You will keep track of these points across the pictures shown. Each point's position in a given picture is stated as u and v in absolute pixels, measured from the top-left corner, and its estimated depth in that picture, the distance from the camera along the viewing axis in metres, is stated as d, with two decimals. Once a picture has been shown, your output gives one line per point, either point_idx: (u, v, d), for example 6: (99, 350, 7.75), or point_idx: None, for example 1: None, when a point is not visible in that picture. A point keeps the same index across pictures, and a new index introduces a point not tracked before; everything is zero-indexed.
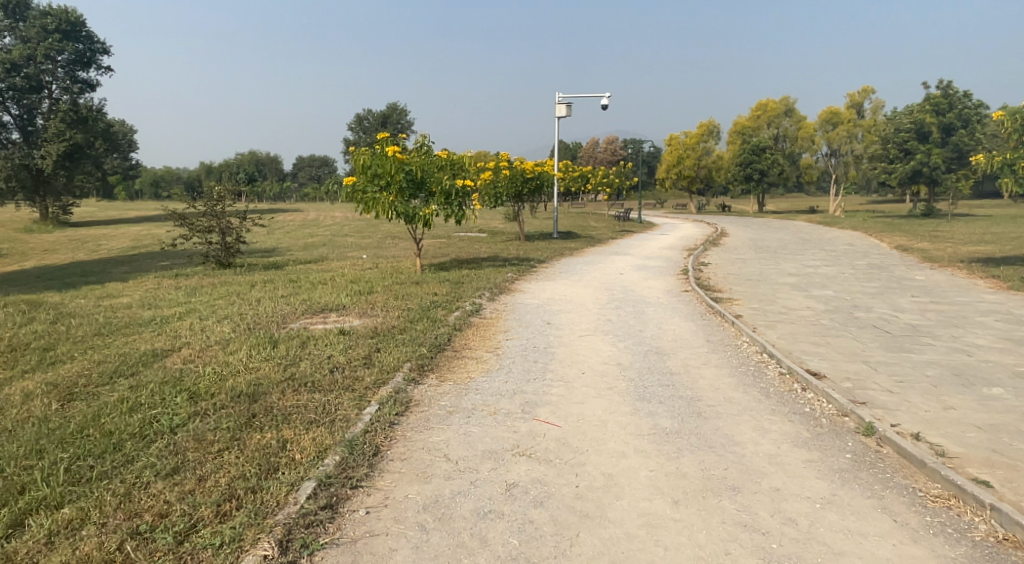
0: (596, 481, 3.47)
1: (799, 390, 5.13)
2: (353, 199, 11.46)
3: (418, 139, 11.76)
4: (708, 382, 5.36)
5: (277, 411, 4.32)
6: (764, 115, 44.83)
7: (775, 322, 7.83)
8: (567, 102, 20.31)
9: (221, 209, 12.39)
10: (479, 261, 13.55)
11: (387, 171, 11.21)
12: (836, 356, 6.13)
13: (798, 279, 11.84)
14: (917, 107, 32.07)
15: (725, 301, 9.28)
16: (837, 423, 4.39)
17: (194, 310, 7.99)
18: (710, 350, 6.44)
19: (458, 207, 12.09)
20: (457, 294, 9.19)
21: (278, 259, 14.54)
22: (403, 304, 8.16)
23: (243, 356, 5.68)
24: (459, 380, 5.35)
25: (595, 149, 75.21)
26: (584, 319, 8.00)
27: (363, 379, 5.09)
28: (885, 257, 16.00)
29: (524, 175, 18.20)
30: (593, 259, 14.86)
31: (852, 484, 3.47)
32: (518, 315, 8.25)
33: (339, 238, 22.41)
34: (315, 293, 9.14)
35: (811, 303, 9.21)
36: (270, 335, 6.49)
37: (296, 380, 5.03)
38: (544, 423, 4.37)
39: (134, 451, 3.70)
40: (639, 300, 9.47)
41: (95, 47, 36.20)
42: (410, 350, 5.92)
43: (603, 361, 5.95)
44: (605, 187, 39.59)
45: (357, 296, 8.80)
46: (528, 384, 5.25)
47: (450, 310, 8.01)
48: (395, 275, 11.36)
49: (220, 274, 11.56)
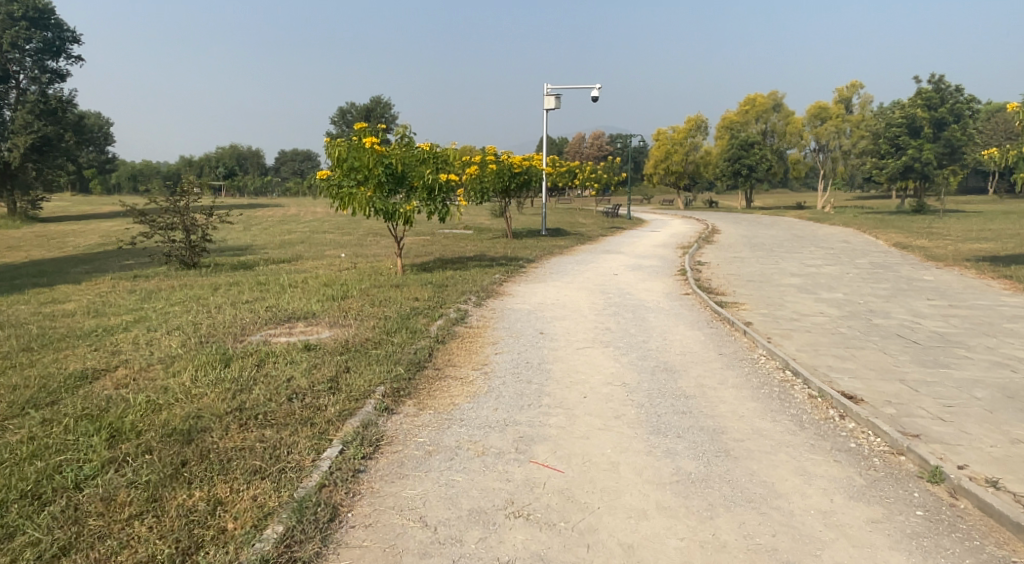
0: (614, 557, 2.71)
1: (837, 418, 4.40)
2: (329, 194, 10.60)
3: (399, 130, 10.93)
4: (730, 408, 4.61)
5: (215, 458, 3.51)
6: (752, 110, 44.29)
7: (790, 331, 7.13)
8: (555, 94, 19.54)
9: (185, 205, 11.48)
10: (464, 261, 12.74)
11: (365, 164, 10.38)
12: (869, 374, 5.42)
13: (803, 280, 11.18)
14: (908, 101, 31.59)
15: (731, 306, 8.55)
16: (893, 464, 3.67)
17: (144, 320, 7.10)
18: (725, 366, 5.70)
19: (442, 203, 11.27)
20: (440, 299, 8.39)
21: (249, 258, 13.64)
22: (380, 312, 7.34)
23: (185, 380, 4.84)
24: (439, 408, 4.55)
25: (582, 144, 74.43)
26: (580, 328, 7.25)
27: (326, 408, 4.28)
28: (885, 256, 15.39)
29: (512, 170, 17.40)
30: (585, 259, 14.10)
31: (937, 557, 2.74)
32: (507, 323, 7.48)
33: (318, 235, 21.49)
34: (283, 298, 8.28)
35: (823, 308, 8.51)
36: (223, 351, 5.65)
37: (246, 411, 4.21)
38: (542, 467, 3.60)
39: (20, 518, 2.88)
40: (638, 304, 8.73)
41: (64, 36, 34.49)
42: (384, 370, 5.11)
43: (606, 382, 5.19)
44: (594, 182, 38.92)
45: (329, 302, 7.97)
46: (522, 413, 4.48)
47: (431, 319, 7.21)
48: (373, 276, 10.54)
49: (182, 276, 10.65)
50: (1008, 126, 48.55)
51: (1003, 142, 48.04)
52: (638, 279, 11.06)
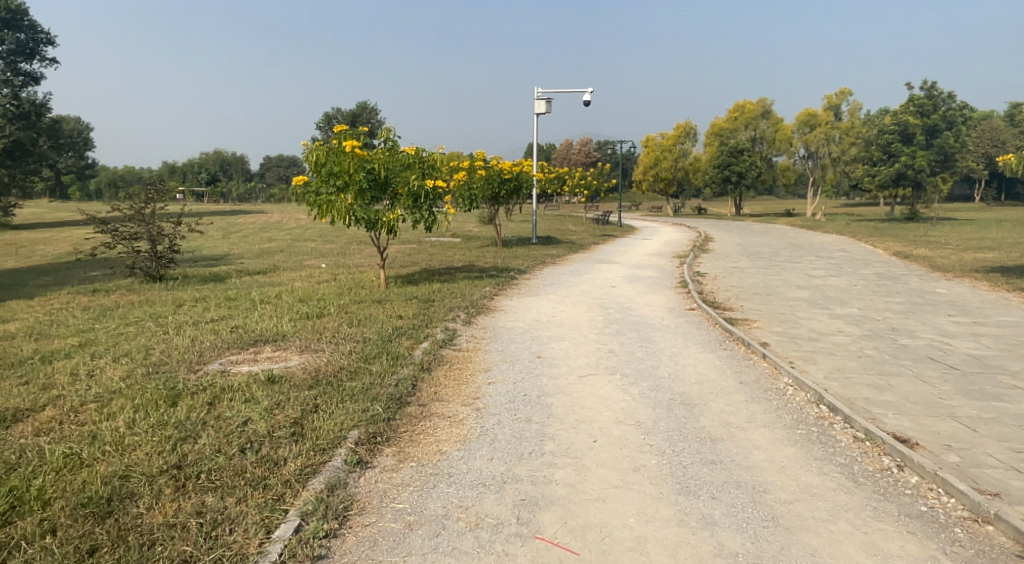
0: None
1: (895, 469, 3.73)
2: (307, 202, 9.84)
3: (382, 133, 10.19)
4: (766, 456, 3.91)
5: (134, 541, 2.75)
6: (742, 116, 43.93)
7: (812, 354, 6.46)
8: (545, 97, 18.91)
9: (151, 213, 10.66)
10: (452, 272, 11.99)
11: (344, 168, 9.58)
12: (915, 409, 4.75)
13: (811, 293, 10.57)
14: (901, 108, 31.36)
15: (743, 324, 7.88)
16: (982, 538, 2.98)
17: (91, 345, 6.29)
18: (750, 399, 5.01)
19: (429, 212, 10.45)
20: (425, 316, 7.64)
21: (222, 270, 12.81)
22: (358, 334, 6.57)
23: (120, 425, 4.06)
24: (423, 459, 3.80)
25: (569, 150, 73.93)
26: (581, 350, 6.53)
27: (285, 464, 3.53)
28: (889, 266, 14.86)
29: (501, 176, 16.69)
30: (579, 269, 13.40)
31: None
32: (499, 345, 6.74)
33: (299, 243, 20.66)
34: (251, 317, 7.50)
35: (841, 326, 7.86)
36: (172, 385, 4.85)
37: (187, 468, 3.45)
38: (551, 547, 2.88)
39: None
40: (640, 322, 8.04)
41: (38, 38, 33.45)
42: (359, 410, 4.36)
43: (618, 421, 4.48)
44: (583, 189, 38.32)
45: (302, 322, 7.19)
46: (522, 465, 3.74)
47: (415, 341, 6.45)
48: (354, 290, 9.77)
49: (145, 290, 9.81)
50: (994, 135, 48.81)
51: (991, 150, 48.23)
52: (637, 292, 10.38)
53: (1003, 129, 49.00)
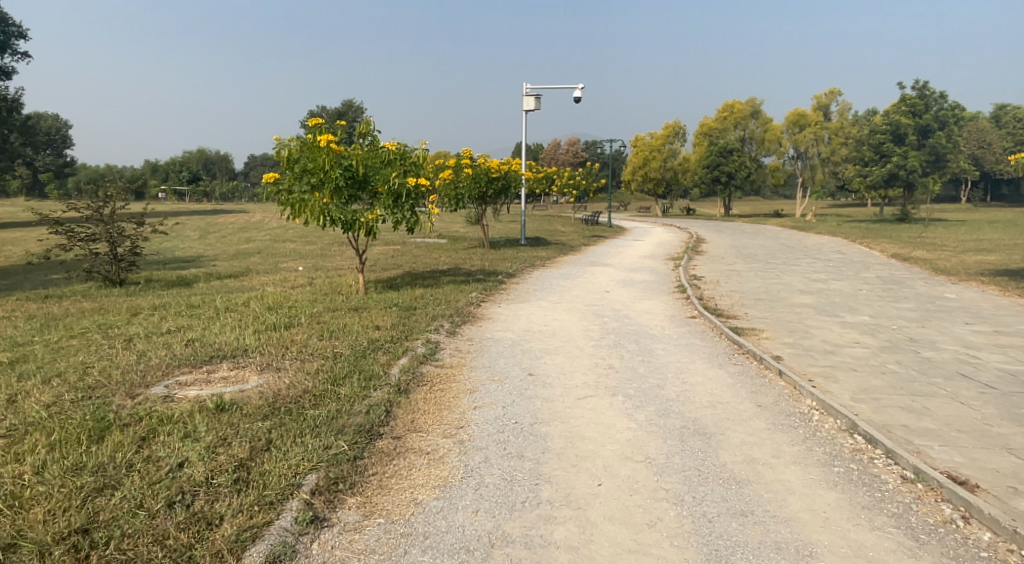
0: None
1: (960, 522, 3.12)
2: (278, 201, 9.13)
3: (362, 127, 9.46)
4: (806, 505, 3.28)
5: None
6: (731, 116, 43.59)
7: (831, 370, 5.87)
8: (535, 94, 18.28)
9: (111, 213, 9.88)
10: (437, 276, 11.30)
11: (320, 165, 8.88)
12: (961, 440, 4.15)
13: (816, 299, 10.01)
14: (892, 108, 31.14)
15: (750, 335, 7.26)
16: None
17: (21, 363, 5.53)
18: (773, 428, 4.38)
19: (411, 212, 9.74)
20: (406, 327, 6.95)
21: (191, 273, 12.03)
22: (329, 348, 5.86)
23: (25, 470, 3.34)
24: (394, 514, 3.12)
25: (557, 150, 73.30)
26: (578, 367, 5.88)
27: (219, 526, 2.85)
28: (889, 268, 14.39)
29: (489, 174, 16.00)
30: (571, 272, 12.75)
31: None
32: (487, 360, 6.08)
33: (277, 244, 19.83)
34: (212, 328, 6.78)
35: (856, 336, 7.28)
36: (101, 415, 4.12)
37: (92, 534, 2.75)
38: None
39: None
40: (640, 332, 7.41)
41: (10, 31, 32.35)
42: (320, 446, 3.67)
43: (625, 458, 3.83)
44: (572, 190, 37.78)
45: (268, 334, 6.47)
46: (514, 520, 3.08)
47: (393, 357, 5.77)
48: (330, 296, 9.05)
49: (102, 297, 9.01)
50: (980, 136, 49.02)
51: (977, 151, 48.39)
52: (634, 299, 9.74)
53: (989, 130, 49.21)
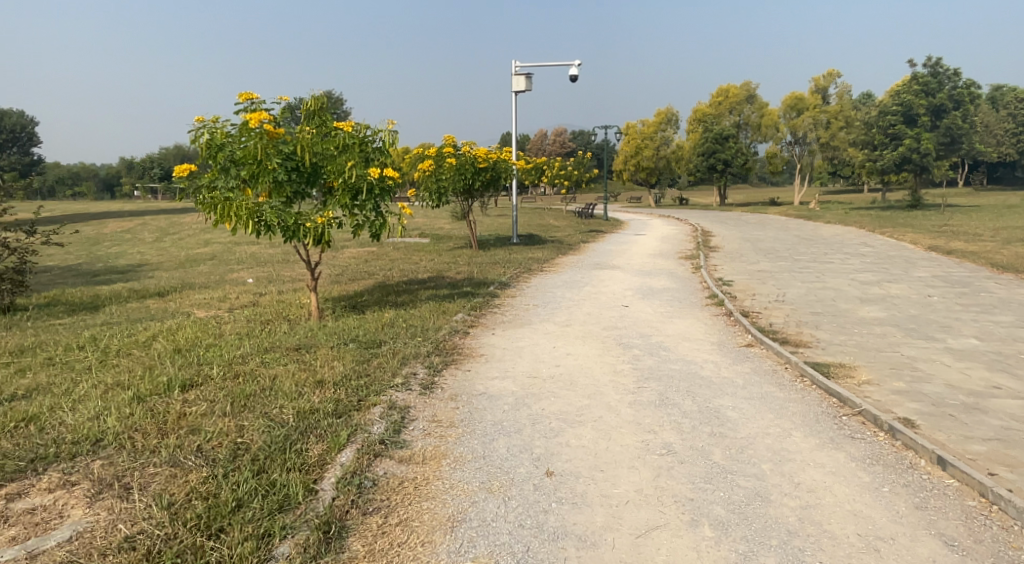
0: None
1: None
2: (198, 202, 6.93)
3: (310, 103, 7.24)
4: None
5: None
6: (726, 101, 41.64)
7: (1006, 448, 3.83)
8: (525, 73, 16.11)
9: None
10: (414, 290, 9.20)
11: (252, 154, 6.71)
12: None
13: (887, 311, 8.01)
14: (903, 86, 29.17)
15: (843, 377, 5.23)
16: None
17: None
18: None
19: (375, 212, 7.54)
20: (361, 382, 4.81)
21: (109, 290, 9.77)
22: (231, 436, 3.72)
23: None
24: None
25: (544, 140, 71.38)
26: (622, 455, 3.78)
27: None
28: (940, 265, 12.43)
29: (475, 165, 13.82)
30: (574, 279, 10.64)
31: None
32: (479, 442, 3.96)
33: (238, 248, 17.57)
34: (73, 393, 4.60)
35: (986, 375, 5.28)
36: None
37: None
38: None
39: None
40: (688, 376, 5.35)
41: None
42: None
43: None
44: (562, 180, 35.83)
45: (146, 404, 4.28)
46: None
47: (332, 447, 3.64)
48: (267, 327, 6.85)
49: None
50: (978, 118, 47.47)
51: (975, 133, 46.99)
52: (663, 318, 7.65)
53: (988, 112, 47.70)
